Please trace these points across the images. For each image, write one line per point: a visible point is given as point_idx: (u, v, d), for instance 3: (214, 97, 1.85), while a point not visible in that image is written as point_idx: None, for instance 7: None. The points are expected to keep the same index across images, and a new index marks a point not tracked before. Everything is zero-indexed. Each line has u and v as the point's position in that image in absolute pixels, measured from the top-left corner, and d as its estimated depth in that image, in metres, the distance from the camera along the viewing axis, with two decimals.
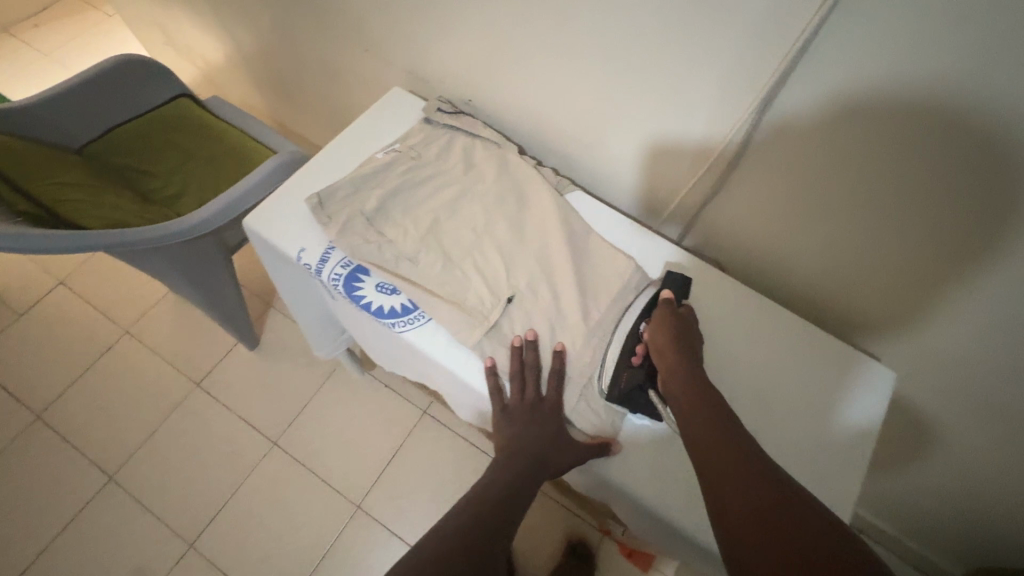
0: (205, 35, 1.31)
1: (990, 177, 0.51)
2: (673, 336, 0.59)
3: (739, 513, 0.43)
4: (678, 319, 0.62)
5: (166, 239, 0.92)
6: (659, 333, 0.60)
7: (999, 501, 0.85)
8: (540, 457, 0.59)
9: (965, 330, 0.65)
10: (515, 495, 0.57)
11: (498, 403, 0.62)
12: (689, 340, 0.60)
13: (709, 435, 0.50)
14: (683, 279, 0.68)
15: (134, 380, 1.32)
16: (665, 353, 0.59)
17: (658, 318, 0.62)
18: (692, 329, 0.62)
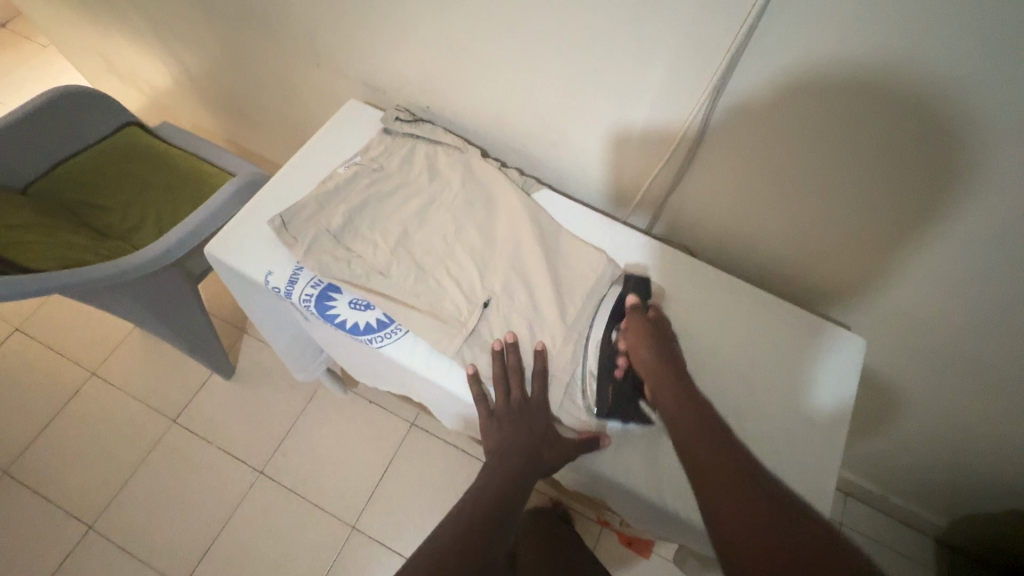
0: (149, 60, 1.27)
1: (940, 145, 0.54)
2: (653, 345, 0.61)
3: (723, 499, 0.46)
4: (652, 325, 0.63)
5: (125, 276, 0.89)
6: (638, 343, 0.62)
7: (973, 450, 0.89)
8: (531, 458, 0.58)
9: (922, 292, 0.69)
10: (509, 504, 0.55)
11: (486, 408, 0.61)
12: (666, 345, 0.62)
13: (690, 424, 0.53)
14: (643, 279, 0.70)
15: (108, 423, 1.27)
16: (650, 363, 0.60)
17: (633, 328, 0.63)
18: (665, 333, 0.64)
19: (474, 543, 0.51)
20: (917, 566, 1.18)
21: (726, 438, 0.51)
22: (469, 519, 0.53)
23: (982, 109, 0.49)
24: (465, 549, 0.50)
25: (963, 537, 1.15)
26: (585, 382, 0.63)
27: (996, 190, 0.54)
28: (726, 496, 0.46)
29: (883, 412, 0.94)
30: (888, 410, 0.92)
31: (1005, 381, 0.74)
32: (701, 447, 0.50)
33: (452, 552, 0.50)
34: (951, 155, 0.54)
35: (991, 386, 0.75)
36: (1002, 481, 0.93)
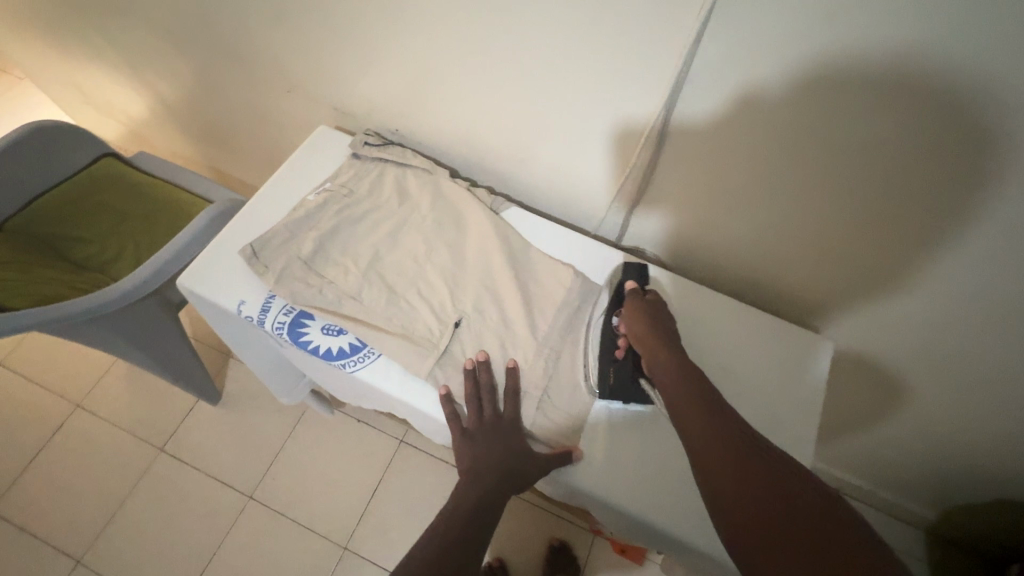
0: (125, 91, 1.28)
1: (873, 156, 0.57)
2: (648, 321, 0.61)
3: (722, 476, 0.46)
4: (647, 304, 0.63)
5: (101, 309, 0.89)
6: (631, 320, 0.62)
7: (948, 437, 0.91)
8: (505, 471, 0.58)
9: (874, 289, 0.73)
10: (485, 519, 0.56)
11: (459, 423, 0.61)
12: (662, 322, 0.61)
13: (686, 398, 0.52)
14: (642, 266, 0.71)
15: (94, 455, 1.26)
16: (643, 338, 0.59)
17: (630, 307, 0.63)
18: (663, 313, 0.63)
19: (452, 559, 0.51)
20: (910, 560, 1.19)
21: (721, 410, 0.51)
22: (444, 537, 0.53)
23: (899, 124, 0.53)
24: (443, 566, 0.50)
25: (952, 527, 1.16)
26: (553, 393, 0.65)
27: (921, 194, 0.58)
28: (726, 480, 0.45)
29: (860, 405, 0.96)
30: (864, 403, 0.94)
31: (966, 368, 0.77)
32: (696, 423, 0.50)
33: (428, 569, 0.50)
34: (883, 165, 0.58)
35: (961, 373, 0.78)
36: (982, 468, 0.94)
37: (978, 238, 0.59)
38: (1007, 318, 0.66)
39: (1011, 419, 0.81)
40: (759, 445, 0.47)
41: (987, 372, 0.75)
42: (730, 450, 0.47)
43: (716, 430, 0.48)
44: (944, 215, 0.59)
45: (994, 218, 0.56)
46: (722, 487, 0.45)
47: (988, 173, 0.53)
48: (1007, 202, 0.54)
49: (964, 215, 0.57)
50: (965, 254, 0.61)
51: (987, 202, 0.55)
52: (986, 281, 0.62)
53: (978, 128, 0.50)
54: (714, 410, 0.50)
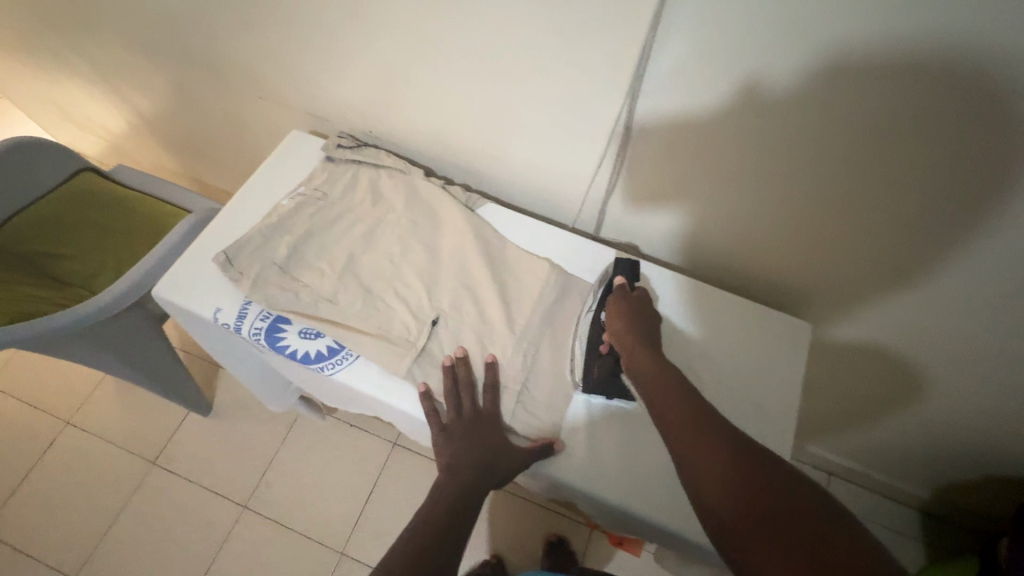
0: (102, 105, 1.27)
1: (838, 134, 0.58)
2: (627, 319, 0.61)
3: (709, 478, 0.44)
4: (629, 302, 0.64)
5: (81, 324, 0.88)
6: (613, 319, 0.62)
7: (934, 415, 0.92)
8: (483, 469, 0.58)
9: (848, 267, 0.73)
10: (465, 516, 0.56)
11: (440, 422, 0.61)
12: (643, 322, 0.62)
13: (667, 398, 0.52)
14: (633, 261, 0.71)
15: (86, 472, 1.25)
16: (624, 338, 0.60)
17: (613, 305, 0.64)
18: (647, 311, 0.64)
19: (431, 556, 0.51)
20: (906, 540, 1.19)
21: (703, 407, 0.50)
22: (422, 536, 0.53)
23: (859, 98, 0.54)
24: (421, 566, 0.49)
25: (946, 507, 1.17)
26: (533, 387, 0.65)
27: (888, 167, 0.59)
28: (713, 481, 0.44)
29: (845, 386, 0.96)
30: (850, 384, 0.95)
31: (944, 344, 0.77)
32: (680, 422, 0.49)
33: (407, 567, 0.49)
34: (848, 142, 0.58)
35: (941, 348, 0.78)
36: (970, 443, 0.95)
37: (944, 207, 0.59)
38: (978, 291, 0.67)
39: (991, 392, 0.82)
40: (746, 445, 0.46)
41: (965, 347, 0.76)
42: (715, 453, 0.46)
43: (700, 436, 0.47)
44: (911, 187, 0.59)
45: (959, 186, 0.57)
46: (710, 490, 0.44)
47: (951, 142, 0.53)
48: (971, 168, 0.54)
49: (930, 186, 0.58)
50: (933, 224, 0.62)
51: (957, 167, 0.55)
52: (955, 251, 0.63)
53: (935, 98, 0.51)
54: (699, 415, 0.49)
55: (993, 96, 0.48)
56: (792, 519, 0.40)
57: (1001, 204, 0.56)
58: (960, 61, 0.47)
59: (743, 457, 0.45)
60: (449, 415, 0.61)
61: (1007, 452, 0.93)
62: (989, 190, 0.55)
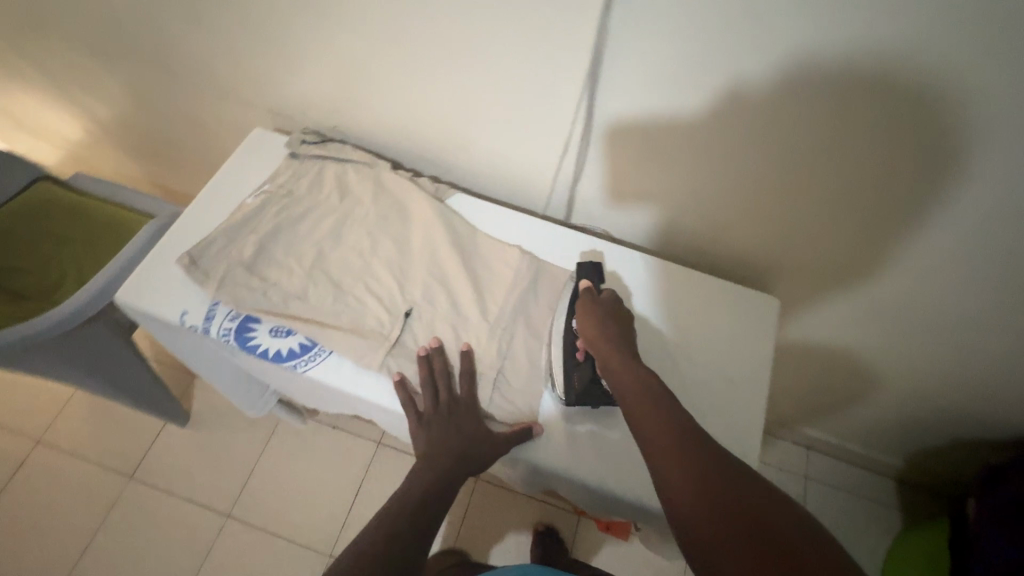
0: (56, 112, 1.22)
1: (797, 109, 0.58)
2: (599, 322, 0.61)
3: (684, 489, 0.44)
4: (599, 305, 0.63)
5: (43, 335, 0.85)
6: (586, 324, 0.61)
7: (901, 384, 0.95)
8: (457, 460, 0.59)
9: (813, 242, 0.74)
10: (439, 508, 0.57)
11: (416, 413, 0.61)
12: (614, 324, 0.61)
13: (643, 407, 0.52)
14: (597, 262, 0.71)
15: (59, 491, 1.21)
16: (597, 344, 0.59)
17: (584, 307, 0.63)
18: (616, 312, 0.63)
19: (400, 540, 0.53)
20: (882, 508, 1.23)
21: (679, 417, 0.50)
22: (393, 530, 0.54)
23: (814, 70, 0.54)
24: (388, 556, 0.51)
25: (918, 473, 1.21)
26: (510, 378, 0.65)
27: (847, 140, 0.59)
28: (688, 492, 0.44)
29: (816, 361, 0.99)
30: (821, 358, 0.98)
31: (906, 314, 0.80)
32: (656, 435, 0.49)
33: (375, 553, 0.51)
34: (807, 117, 0.59)
35: (904, 318, 0.81)
36: (938, 409, 0.98)
37: (904, 175, 0.60)
38: (936, 260, 0.69)
39: (952, 359, 0.85)
40: (720, 455, 0.47)
41: (925, 316, 0.79)
42: (691, 464, 0.46)
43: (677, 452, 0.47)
44: (869, 160, 0.61)
45: (914, 155, 0.58)
46: (686, 502, 0.44)
47: (904, 112, 0.54)
48: (925, 135, 0.56)
49: (887, 156, 0.59)
50: (892, 194, 0.63)
51: (913, 134, 0.56)
52: (912, 218, 0.65)
53: (888, 64, 0.51)
54: (675, 430, 0.49)
55: (937, 61, 0.49)
56: (765, 528, 0.40)
57: (954, 169, 0.57)
58: (907, 27, 0.48)
59: (718, 467, 0.45)
60: (424, 407, 0.61)
61: (971, 416, 0.97)
62: (942, 156, 0.57)
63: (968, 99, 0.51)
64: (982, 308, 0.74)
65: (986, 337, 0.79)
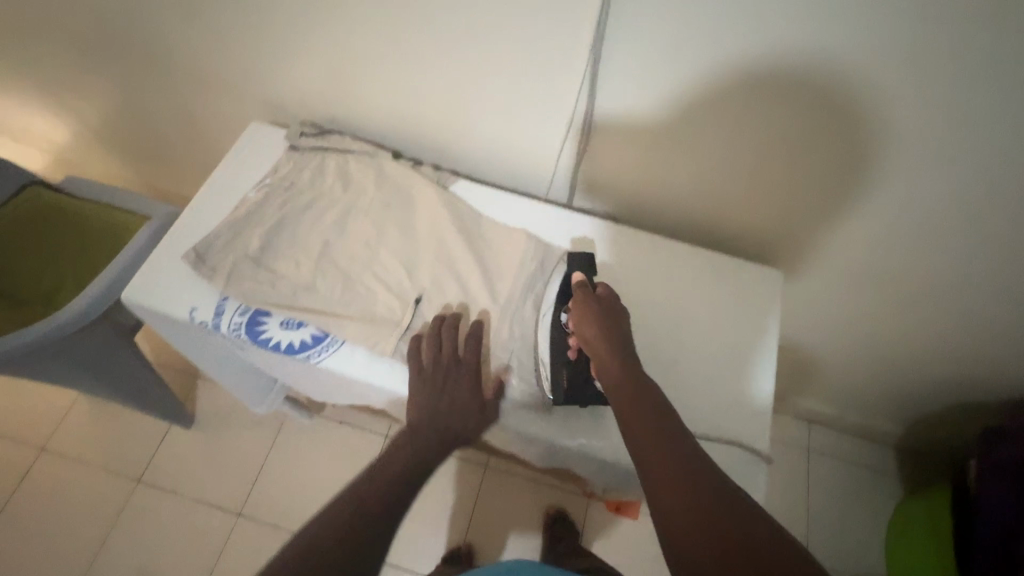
0: (42, 115, 1.20)
1: (804, 78, 0.59)
2: (596, 323, 0.59)
3: (670, 496, 0.44)
4: (596, 303, 0.61)
5: (45, 339, 0.84)
6: (581, 324, 0.60)
7: (900, 351, 0.98)
8: (443, 424, 0.60)
9: (815, 209, 0.76)
10: (424, 464, 0.58)
11: (419, 371, 0.62)
12: (612, 323, 0.59)
13: (636, 412, 0.52)
14: (587, 254, 0.68)
15: (67, 498, 1.20)
16: (595, 346, 0.58)
17: (580, 306, 0.61)
18: (613, 308, 0.61)
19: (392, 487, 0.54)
20: (883, 476, 1.26)
21: (671, 424, 0.50)
22: (376, 478, 0.55)
23: (821, 39, 0.55)
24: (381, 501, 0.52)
25: (918, 441, 1.24)
26: (510, 374, 0.64)
27: (855, 106, 0.61)
28: (673, 499, 0.44)
29: (818, 332, 1.01)
30: (823, 329, 1.00)
31: (905, 279, 0.82)
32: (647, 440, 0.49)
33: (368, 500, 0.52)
34: (816, 85, 0.60)
35: (903, 283, 0.83)
36: (937, 375, 1.01)
37: (908, 135, 0.62)
38: (936, 221, 0.71)
39: (949, 323, 0.88)
40: (707, 465, 0.47)
41: (922, 280, 0.81)
42: (678, 471, 0.46)
43: (674, 474, 0.45)
44: (874, 119, 0.62)
45: (920, 116, 0.59)
46: (670, 508, 0.43)
47: (909, 69, 0.55)
48: (929, 99, 0.57)
49: (893, 118, 0.60)
50: (896, 155, 0.64)
51: (920, 91, 0.57)
52: (915, 179, 0.66)
53: (895, 21, 0.52)
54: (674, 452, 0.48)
55: (944, 14, 0.50)
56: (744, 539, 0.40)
57: (956, 130, 0.59)
58: None
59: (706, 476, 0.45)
60: (425, 368, 0.62)
61: (969, 380, 0.99)
62: (946, 118, 0.58)
63: (974, 56, 0.52)
64: (978, 269, 0.76)
65: (982, 300, 0.81)
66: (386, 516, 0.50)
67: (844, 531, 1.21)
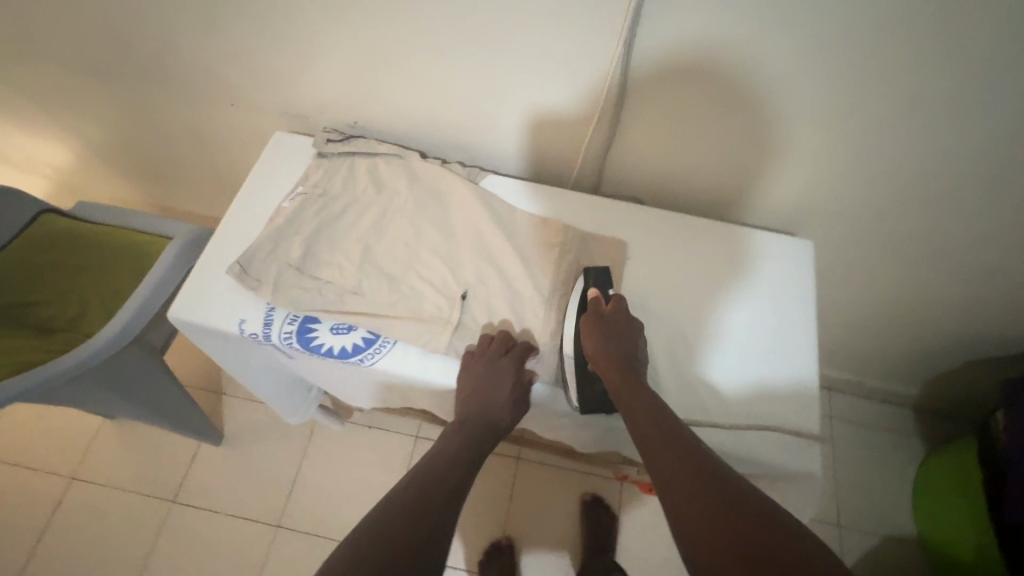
0: (45, 141, 1.18)
1: (835, 54, 0.60)
2: (605, 344, 0.61)
3: (691, 518, 0.46)
4: (606, 319, 0.63)
5: (84, 366, 0.84)
6: (589, 337, 0.62)
7: (920, 311, 1.01)
8: (490, 415, 0.63)
9: (838, 181, 0.78)
10: (476, 451, 0.61)
11: (467, 368, 0.64)
12: (621, 341, 0.62)
13: (651, 433, 0.54)
14: (603, 269, 0.69)
15: (102, 524, 1.20)
16: (606, 366, 0.60)
17: (592, 327, 0.63)
18: (623, 326, 0.63)
19: (450, 476, 0.56)
20: (906, 436, 1.29)
21: (686, 444, 0.53)
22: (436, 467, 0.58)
23: (855, 12, 0.55)
24: (437, 490, 0.54)
25: (937, 400, 1.27)
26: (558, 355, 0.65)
27: (888, 78, 0.61)
28: (693, 520, 0.46)
29: (838, 298, 1.04)
30: (843, 295, 1.03)
31: (926, 241, 0.84)
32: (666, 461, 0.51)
33: (426, 489, 0.54)
34: (849, 58, 0.60)
35: (926, 245, 0.85)
36: (959, 333, 1.03)
37: (934, 103, 0.63)
38: (959, 183, 0.73)
39: (969, 281, 0.90)
40: (726, 481, 0.48)
41: (942, 240, 0.83)
42: (695, 491, 0.48)
43: (694, 493, 0.48)
44: (900, 92, 0.62)
45: (946, 84, 0.60)
46: (692, 531, 0.45)
47: (938, 41, 0.56)
48: (961, 65, 0.58)
49: (920, 88, 0.61)
50: (922, 124, 0.66)
51: (945, 62, 0.58)
52: (938, 146, 0.68)
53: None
54: (695, 473, 0.49)
55: None
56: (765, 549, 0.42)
57: (985, 95, 0.60)
58: None
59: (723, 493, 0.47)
60: (471, 365, 0.63)
61: (986, 336, 1.02)
62: (974, 84, 0.59)
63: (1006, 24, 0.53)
64: (1001, 227, 0.78)
65: (1002, 256, 0.83)
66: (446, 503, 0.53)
67: (873, 492, 1.24)
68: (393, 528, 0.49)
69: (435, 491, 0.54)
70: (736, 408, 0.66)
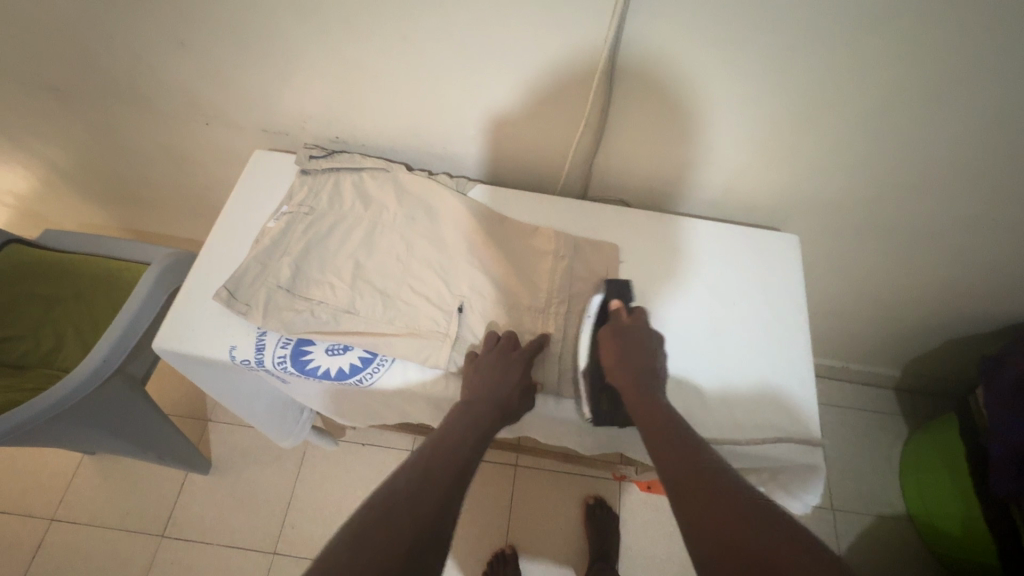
0: (5, 168, 1.13)
1: (813, 52, 0.61)
2: (624, 353, 0.62)
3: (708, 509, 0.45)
4: (626, 330, 0.64)
5: (62, 404, 0.80)
6: (608, 347, 0.63)
7: (900, 295, 1.04)
8: (499, 402, 0.59)
9: (819, 174, 0.80)
10: (480, 440, 0.57)
11: (473, 363, 0.63)
12: (640, 351, 0.63)
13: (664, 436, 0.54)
14: (623, 281, 0.70)
15: (85, 565, 1.14)
16: (623, 374, 0.61)
17: (611, 338, 0.64)
18: (642, 337, 0.64)
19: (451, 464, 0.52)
20: (890, 416, 1.34)
21: (697, 446, 0.53)
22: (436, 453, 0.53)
23: (836, 11, 0.57)
24: (438, 481, 0.50)
25: (917, 380, 1.31)
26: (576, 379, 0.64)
27: (863, 73, 0.63)
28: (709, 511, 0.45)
29: (821, 288, 1.07)
30: (825, 284, 1.06)
31: (904, 227, 0.87)
32: (680, 458, 0.51)
33: (425, 480, 0.50)
34: (828, 55, 0.61)
35: (900, 231, 0.88)
36: (936, 314, 1.07)
37: (909, 95, 0.65)
38: (933, 170, 0.75)
39: (946, 263, 0.93)
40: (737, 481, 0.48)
41: (919, 226, 0.86)
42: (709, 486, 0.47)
43: (704, 483, 0.47)
44: (876, 86, 0.64)
45: (919, 78, 0.62)
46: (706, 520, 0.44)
47: (910, 37, 0.58)
48: (933, 59, 0.60)
49: (894, 82, 0.63)
50: (898, 115, 0.68)
51: (917, 56, 0.60)
52: (913, 136, 0.70)
53: None
54: (708, 470, 0.49)
55: None
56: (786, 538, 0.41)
57: (956, 85, 0.63)
58: None
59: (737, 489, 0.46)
60: (477, 360, 0.63)
61: (962, 315, 1.06)
62: (945, 75, 0.62)
63: (973, 18, 0.55)
64: (974, 210, 0.81)
65: (977, 238, 0.86)
66: (443, 496, 0.49)
67: (863, 474, 1.27)
68: (397, 518, 0.46)
69: (441, 474, 0.51)
70: (734, 404, 0.67)
